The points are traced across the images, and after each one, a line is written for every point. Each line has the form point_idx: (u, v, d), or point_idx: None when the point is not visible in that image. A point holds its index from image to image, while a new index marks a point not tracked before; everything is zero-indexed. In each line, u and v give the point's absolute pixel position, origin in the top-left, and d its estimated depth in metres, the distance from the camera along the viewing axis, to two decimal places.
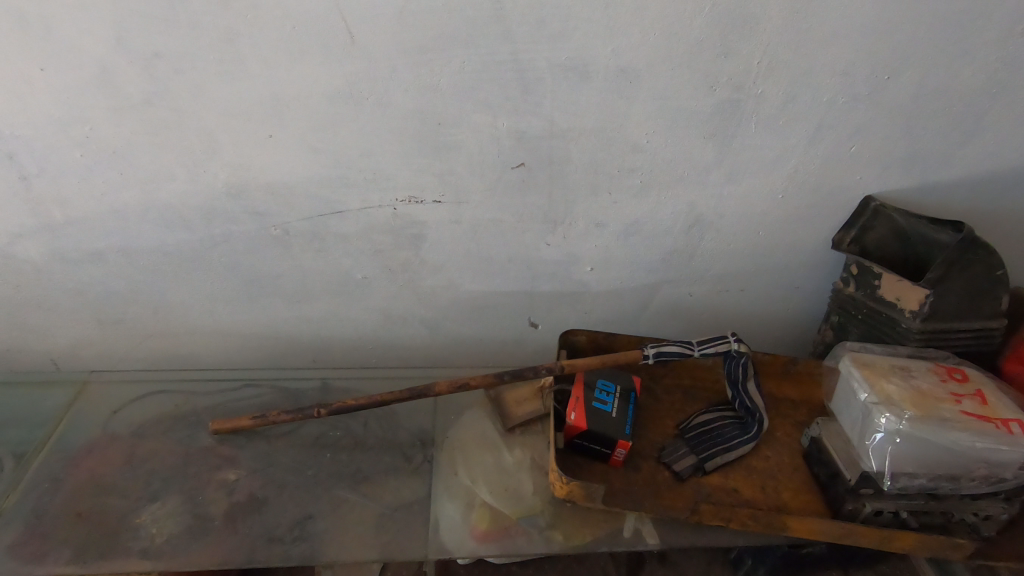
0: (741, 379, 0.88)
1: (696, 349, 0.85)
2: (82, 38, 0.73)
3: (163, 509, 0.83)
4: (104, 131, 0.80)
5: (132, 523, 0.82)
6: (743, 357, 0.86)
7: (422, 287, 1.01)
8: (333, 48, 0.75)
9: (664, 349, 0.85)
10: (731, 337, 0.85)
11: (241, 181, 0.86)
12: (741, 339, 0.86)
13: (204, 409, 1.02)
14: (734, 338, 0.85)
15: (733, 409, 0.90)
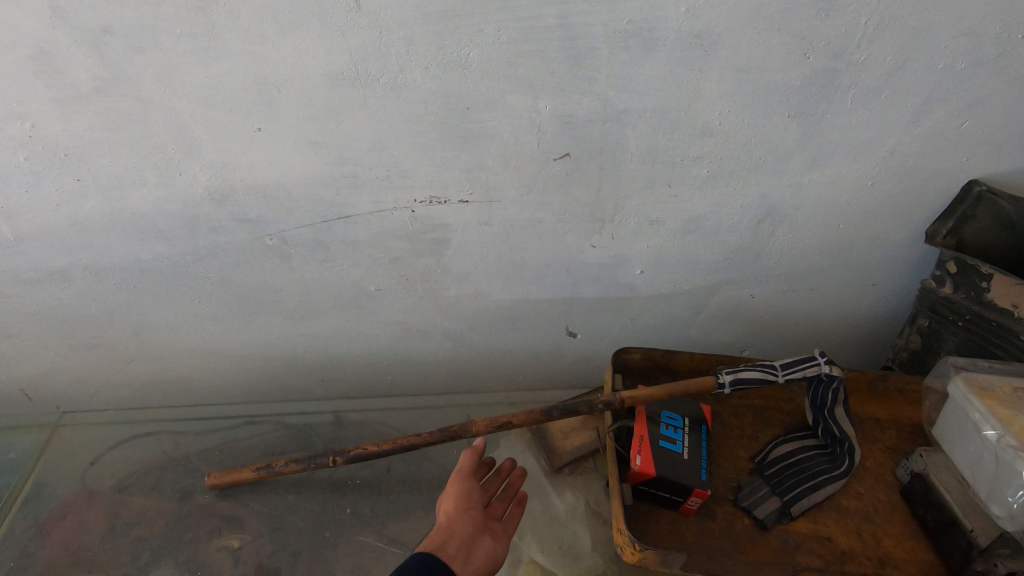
0: (832, 404, 0.74)
1: (780, 374, 0.72)
2: (9, 12, 0.56)
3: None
4: (49, 128, 0.64)
5: None
6: (835, 383, 0.73)
7: (445, 298, 0.87)
8: (333, 16, 0.59)
9: (741, 375, 0.72)
10: (820, 357, 0.73)
11: (226, 183, 0.71)
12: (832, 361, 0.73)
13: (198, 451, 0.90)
14: (825, 360, 0.72)
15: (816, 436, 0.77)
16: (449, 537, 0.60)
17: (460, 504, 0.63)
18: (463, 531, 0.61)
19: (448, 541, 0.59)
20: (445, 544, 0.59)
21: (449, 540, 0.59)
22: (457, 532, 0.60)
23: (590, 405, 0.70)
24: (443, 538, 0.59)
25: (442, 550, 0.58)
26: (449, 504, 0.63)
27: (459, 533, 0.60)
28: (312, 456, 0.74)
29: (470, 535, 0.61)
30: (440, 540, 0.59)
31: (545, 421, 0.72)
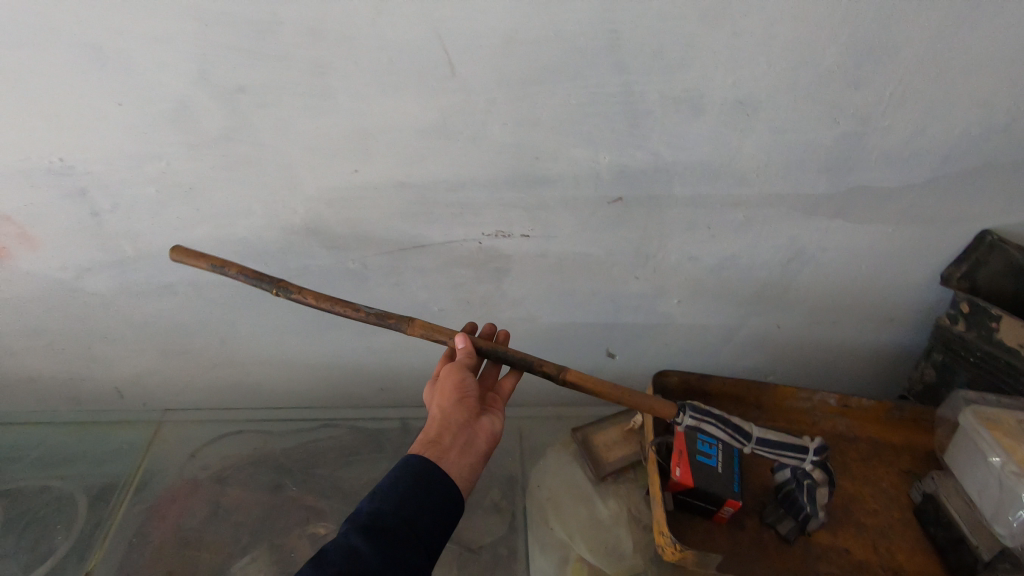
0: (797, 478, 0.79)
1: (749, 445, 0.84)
2: (162, 73, 0.67)
3: (252, 565, 0.81)
4: (179, 166, 0.75)
5: None
6: (819, 481, 0.79)
7: (500, 319, 0.96)
8: (431, 80, 0.68)
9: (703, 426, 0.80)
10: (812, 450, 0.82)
11: (321, 216, 0.81)
12: (821, 457, 0.81)
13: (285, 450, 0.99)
14: (811, 459, 0.81)
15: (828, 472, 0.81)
16: (445, 425, 0.63)
17: (454, 395, 0.65)
18: (457, 421, 0.64)
19: (444, 431, 0.62)
20: (440, 436, 0.62)
21: (444, 429, 0.62)
22: (452, 422, 0.63)
23: (530, 366, 0.70)
24: (441, 427, 0.63)
25: (438, 441, 0.61)
26: (444, 392, 0.66)
27: (454, 423, 0.63)
28: (257, 274, 0.70)
29: (465, 421, 0.64)
30: (435, 432, 0.62)
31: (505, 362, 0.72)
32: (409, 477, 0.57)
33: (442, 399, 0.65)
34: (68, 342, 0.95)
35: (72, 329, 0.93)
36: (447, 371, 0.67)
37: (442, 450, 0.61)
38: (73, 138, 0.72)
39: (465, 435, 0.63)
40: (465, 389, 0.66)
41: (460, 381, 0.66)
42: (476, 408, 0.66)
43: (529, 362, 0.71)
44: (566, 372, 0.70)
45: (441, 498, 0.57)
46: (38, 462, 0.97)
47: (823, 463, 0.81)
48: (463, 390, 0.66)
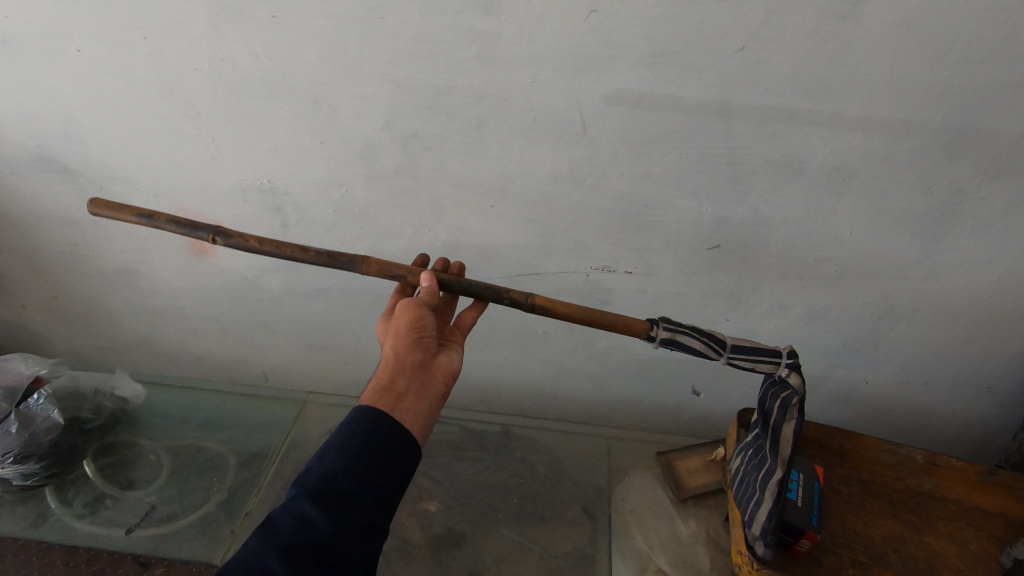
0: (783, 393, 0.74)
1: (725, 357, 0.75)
2: (358, 120, 0.86)
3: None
4: (354, 192, 0.94)
5: None
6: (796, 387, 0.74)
7: (597, 346, 1.06)
8: (566, 136, 0.83)
9: (679, 338, 0.73)
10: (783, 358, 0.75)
11: (458, 241, 0.98)
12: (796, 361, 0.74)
13: None
14: (786, 362, 0.75)
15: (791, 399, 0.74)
16: (398, 370, 0.67)
17: (408, 338, 0.69)
18: (413, 364, 0.68)
19: (398, 376, 0.66)
20: (394, 381, 0.65)
21: (398, 374, 0.66)
22: (405, 366, 0.67)
23: (495, 296, 0.76)
24: (394, 372, 0.66)
25: (393, 386, 0.65)
26: (399, 335, 0.69)
27: (408, 366, 0.67)
28: (194, 224, 0.78)
29: (418, 364, 0.68)
30: (390, 376, 0.66)
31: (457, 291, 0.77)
32: (367, 426, 0.60)
33: (397, 341, 0.69)
34: (237, 329, 1.15)
35: (243, 318, 1.13)
36: (400, 313, 0.71)
37: (397, 395, 0.64)
38: (282, 166, 0.93)
39: (417, 379, 0.67)
40: (422, 330, 0.70)
41: (416, 322, 0.70)
42: (427, 349, 0.70)
43: (491, 293, 0.76)
44: (534, 298, 0.75)
45: (399, 444, 0.61)
46: (199, 423, 1.15)
47: (797, 364, 0.74)
48: (419, 331, 0.70)
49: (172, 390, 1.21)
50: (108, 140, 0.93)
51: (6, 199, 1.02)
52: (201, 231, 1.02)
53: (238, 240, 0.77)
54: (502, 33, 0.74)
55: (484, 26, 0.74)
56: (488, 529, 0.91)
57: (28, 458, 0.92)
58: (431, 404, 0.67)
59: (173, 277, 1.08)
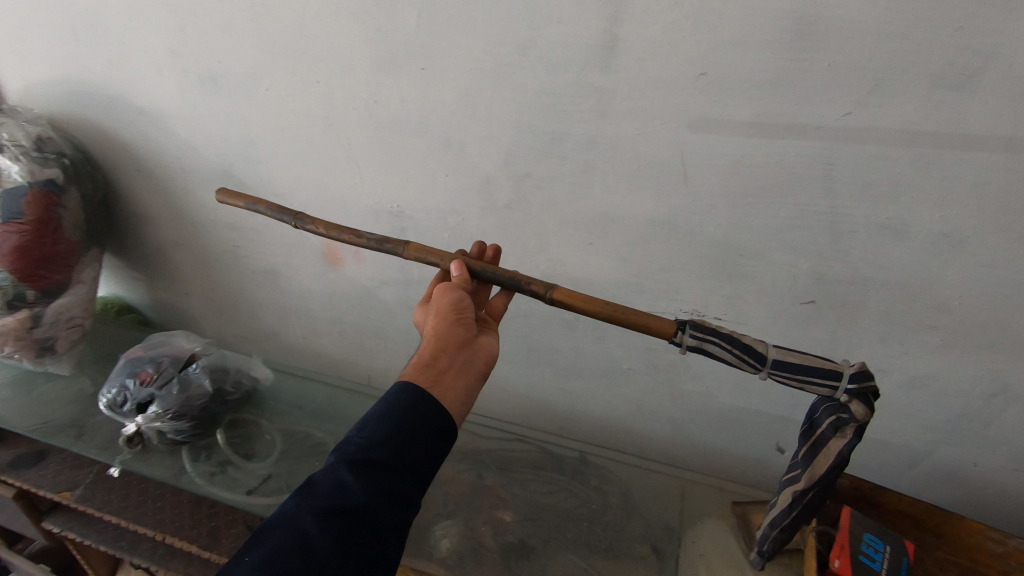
0: (837, 420, 0.67)
1: (766, 369, 0.69)
2: (480, 158, 0.97)
3: (450, 529, 0.93)
4: (469, 221, 1.05)
5: (432, 533, 0.93)
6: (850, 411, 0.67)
7: (680, 388, 1.08)
8: (668, 184, 0.89)
9: (706, 347, 0.69)
10: (844, 382, 0.67)
11: (556, 273, 1.06)
12: (860, 394, 0.67)
13: (486, 447, 1.11)
14: (845, 387, 0.67)
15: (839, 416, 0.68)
16: (441, 347, 0.67)
17: (447, 319, 0.71)
18: (454, 342, 0.69)
19: (440, 353, 0.67)
20: (436, 358, 0.66)
21: (441, 350, 0.67)
22: (447, 345, 0.68)
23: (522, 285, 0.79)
24: (437, 349, 0.67)
25: (434, 362, 0.65)
26: (440, 315, 0.71)
27: (449, 343, 0.68)
28: (278, 209, 0.90)
29: (460, 342, 0.69)
30: (432, 353, 0.66)
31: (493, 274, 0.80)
32: (406, 401, 0.60)
33: (438, 320, 0.71)
34: (353, 334, 1.31)
35: (359, 324, 1.28)
36: (441, 297, 0.74)
37: (439, 369, 0.65)
38: (410, 194, 1.06)
39: (457, 356, 0.68)
40: (459, 310, 0.73)
41: (454, 305, 0.73)
42: (468, 328, 0.72)
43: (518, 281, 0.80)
44: (555, 291, 0.76)
45: (435, 419, 0.61)
46: (309, 412, 1.28)
47: (864, 396, 0.67)
48: (458, 313, 0.72)
49: (294, 377, 1.37)
50: (275, 163, 1.12)
51: (192, 204, 1.25)
52: (336, 243, 1.16)
53: (318, 228, 0.88)
54: (617, 89, 0.83)
55: (602, 83, 0.84)
56: (556, 544, 0.93)
57: (182, 417, 1.07)
58: (473, 376, 0.67)
59: (307, 281, 1.25)
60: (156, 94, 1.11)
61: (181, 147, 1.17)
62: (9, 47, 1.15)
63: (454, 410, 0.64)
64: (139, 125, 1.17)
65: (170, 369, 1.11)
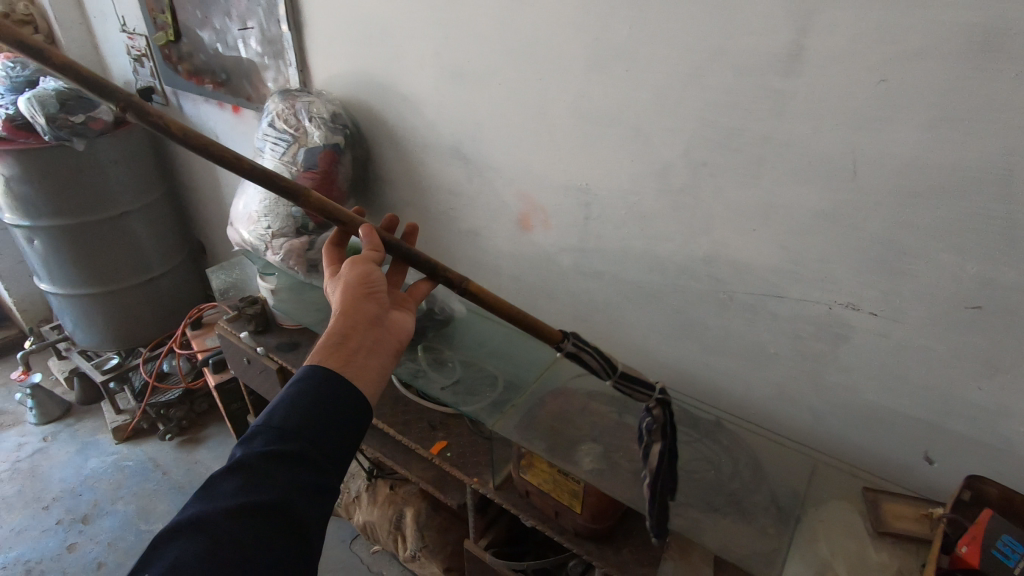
0: (649, 425, 0.96)
1: (614, 378, 0.97)
2: (663, 146, 1.13)
3: (592, 449, 1.14)
4: (645, 202, 1.21)
5: (578, 447, 1.13)
6: (657, 415, 0.96)
7: (826, 380, 1.14)
8: (837, 179, 0.98)
9: (582, 355, 0.97)
10: (656, 388, 0.97)
11: (717, 254, 1.17)
12: (663, 393, 0.97)
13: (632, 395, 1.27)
14: (657, 395, 0.97)
15: (656, 417, 0.96)
16: (353, 327, 0.87)
17: (354, 296, 0.90)
18: (364, 322, 0.89)
19: (354, 334, 0.86)
20: (347, 339, 0.86)
21: (354, 332, 0.86)
22: (356, 324, 0.88)
23: (434, 276, 1.00)
24: (349, 330, 0.87)
25: (346, 342, 0.85)
26: (348, 294, 0.91)
27: (360, 322, 0.88)
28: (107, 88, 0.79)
29: (370, 320, 0.90)
30: (344, 334, 0.86)
31: (405, 249, 1.00)
32: (316, 387, 0.79)
33: (350, 296, 0.90)
34: (529, 292, 1.55)
35: (537, 285, 1.52)
36: (349, 272, 0.93)
37: (350, 348, 0.85)
38: (595, 175, 1.25)
39: (369, 332, 0.88)
40: (369, 290, 0.92)
41: (365, 282, 0.92)
42: (376, 301, 0.93)
43: (431, 271, 1.00)
44: (469, 284, 0.99)
45: (345, 397, 0.81)
46: (486, 345, 1.53)
47: (664, 403, 0.97)
48: (369, 289, 0.92)
49: (478, 314, 1.64)
50: (491, 143, 1.40)
51: (424, 173, 1.60)
52: (530, 211, 1.42)
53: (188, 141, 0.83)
54: (798, 92, 0.95)
55: (782, 87, 0.96)
56: (685, 477, 1.12)
57: None
58: (391, 356, 0.90)
59: (501, 242, 1.53)
60: (416, 85, 1.46)
61: (425, 127, 1.52)
62: (326, 49, 1.61)
63: (365, 384, 0.85)
64: (399, 108, 1.54)
65: None
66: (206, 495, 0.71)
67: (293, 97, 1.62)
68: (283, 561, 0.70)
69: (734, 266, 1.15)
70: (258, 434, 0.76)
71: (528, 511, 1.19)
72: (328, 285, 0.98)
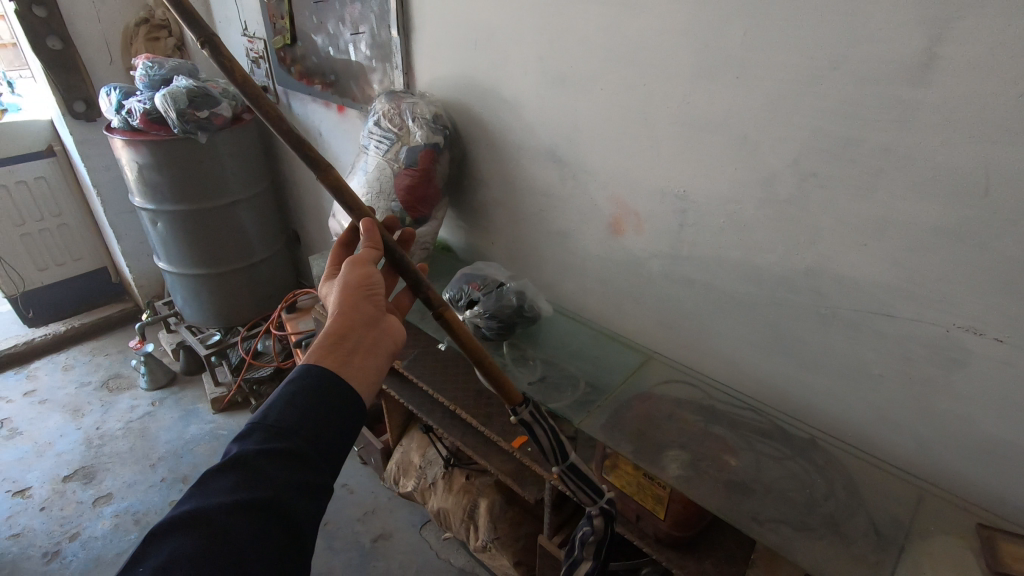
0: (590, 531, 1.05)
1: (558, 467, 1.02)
2: (770, 154, 1.11)
3: (678, 457, 1.17)
4: (746, 211, 1.19)
5: (663, 454, 1.17)
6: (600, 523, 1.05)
7: (936, 407, 1.08)
8: (965, 194, 0.92)
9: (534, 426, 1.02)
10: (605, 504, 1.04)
11: (821, 267, 1.13)
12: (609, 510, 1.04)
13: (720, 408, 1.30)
14: (603, 506, 1.05)
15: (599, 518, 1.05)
16: (350, 327, 0.94)
17: (352, 297, 0.97)
18: (361, 324, 0.96)
19: (349, 335, 0.93)
20: (343, 340, 0.93)
21: (350, 333, 0.93)
22: (353, 324, 0.94)
23: (417, 292, 1.01)
24: (346, 331, 0.93)
25: (342, 343, 0.92)
26: (347, 294, 0.97)
27: (357, 323, 0.95)
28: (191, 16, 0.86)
29: (367, 321, 0.96)
30: (341, 334, 0.93)
31: (399, 250, 1.02)
32: (314, 385, 0.86)
33: (349, 297, 0.97)
34: (614, 296, 1.56)
35: (623, 289, 1.53)
36: (349, 271, 0.99)
37: (347, 349, 0.92)
38: (695, 181, 1.25)
39: (364, 332, 0.95)
40: (366, 291, 0.99)
41: (364, 282, 0.98)
42: (373, 302, 0.99)
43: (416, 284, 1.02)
44: (443, 308, 0.99)
45: (342, 394, 0.88)
46: (572, 347, 1.57)
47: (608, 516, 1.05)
48: (367, 291, 0.98)
49: (564, 316, 1.69)
50: (587, 147, 1.42)
51: (518, 174, 1.64)
52: (622, 215, 1.43)
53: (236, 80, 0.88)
54: (926, 102, 0.91)
55: (909, 96, 0.92)
56: (774, 496, 1.12)
57: (494, 318, 1.45)
58: (385, 356, 0.97)
59: (590, 245, 1.55)
60: (517, 89, 1.51)
61: (522, 129, 1.56)
62: (432, 53, 1.69)
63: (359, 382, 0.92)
64: (498, 111, 1.60)
65: (492, 283, 1.51)
66: (200, 492, 0.75)
67: (399, 98, 1.71)
68: (275, 554, 0.74)
69: (838, 281, 1.12)
70: (253, 432, 0.81)
71: None
72: (328, 283, 1.05)
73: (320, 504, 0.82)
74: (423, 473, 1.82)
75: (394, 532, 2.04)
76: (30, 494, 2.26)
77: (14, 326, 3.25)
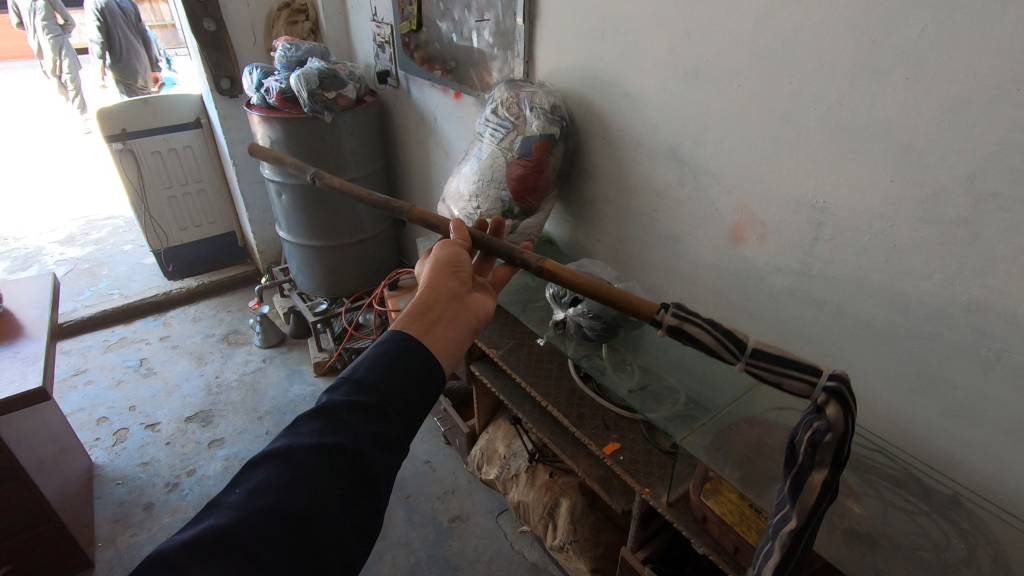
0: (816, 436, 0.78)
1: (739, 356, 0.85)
2: (939, 169, 0.97)
3: None
4: (900, 230, 1.06)
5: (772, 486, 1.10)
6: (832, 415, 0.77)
7: None
8: None
9: (686, 326, 0.87)
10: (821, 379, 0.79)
11: (987, 302, 0.98)
12: (833, 385, 0.78)
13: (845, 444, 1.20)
14: (822, 386, 0.79)
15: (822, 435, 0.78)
16: (435, 301, 0.98)
17: (439, 274, 1.04)
18: (446, 298, 1.00)
19: (434, 307, 0.98)
20: (428, 311, 0.97)
21: (435, 305, 0.98)
22: (438, 299, 0.99)
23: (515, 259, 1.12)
24: (432, 303, 0.98)
25: (427, 313, 0.96)
26: (434, 272, 1.04)
27: (442, 297, 1.00)
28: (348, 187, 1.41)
29: (451, 297, 1.01)
30: (426, 306, 0.97)
31: (489, 241, 1.18)
32: (397, 347, 0.88)
33: (437, 275, 1.03)
34: (728, 309, 1.46)
35: (738, 302, 1.42)
36: (439, 253, 1.08)
37: (430, 320, 0.95)
38: (839, 192, 1.13)
39: (447, 306, 1.00)
40: (453, 271, 1.05)
41: (451, 264, 1.06)
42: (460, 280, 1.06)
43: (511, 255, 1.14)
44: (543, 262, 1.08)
45: (425, 357, 0.89)
46: (675, 358, 1.47)
47: (837, 397, 0.78)
48: (454, 271, 1.05)
49: None
50: (713, 147, 1.33)
51: (634, 171, 1.57)
52: (746, 223, 1.33)
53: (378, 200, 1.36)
54: None
55: None
56: (905, 554, 1.05)
57: (597, 317, 1.42)
58: (465, 331, 1.00)
59: (704, 252, 1.46)
60: (643, 82, 1.44)
61: (643, 124, 1.49)
62: (556, 42, 1.66)
63: (441, 350, 0.93)
64: (619, 105, 1.53)
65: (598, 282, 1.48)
66: (291, 432, 0.79)
67: (518, 86, 1.70)
68: (351, 502, 0.75)
69: (1010, 321, 0.96)
70: (341, 384, 0.84)
71: (700, 537, 1.16)
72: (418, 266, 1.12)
73: (397, 461, 0.82)
74: (507, 463, 1.82)
75: (471, 516, 2.07)
76: (158, 428, 2.54)
77: (156, 278, 3.65)
